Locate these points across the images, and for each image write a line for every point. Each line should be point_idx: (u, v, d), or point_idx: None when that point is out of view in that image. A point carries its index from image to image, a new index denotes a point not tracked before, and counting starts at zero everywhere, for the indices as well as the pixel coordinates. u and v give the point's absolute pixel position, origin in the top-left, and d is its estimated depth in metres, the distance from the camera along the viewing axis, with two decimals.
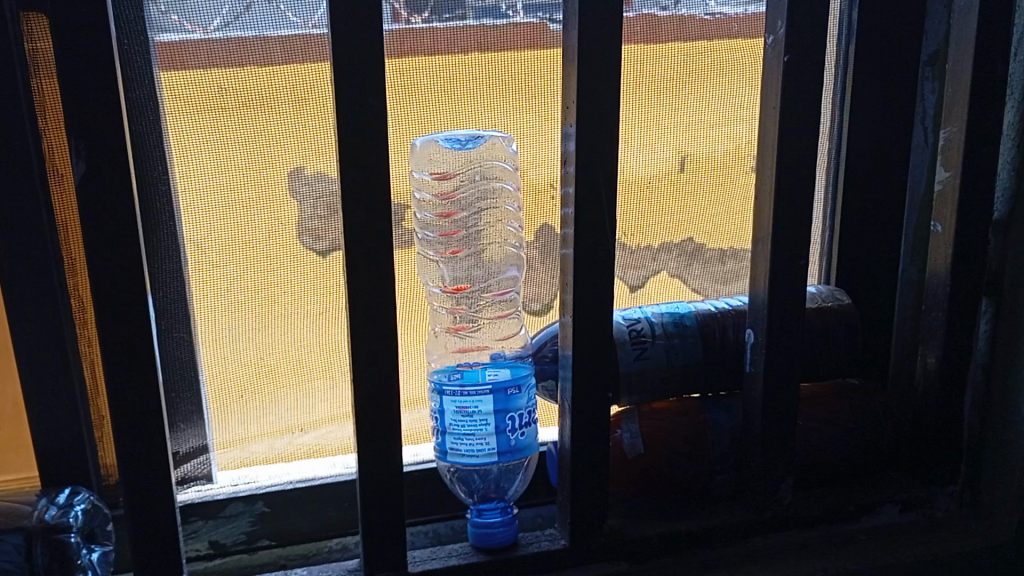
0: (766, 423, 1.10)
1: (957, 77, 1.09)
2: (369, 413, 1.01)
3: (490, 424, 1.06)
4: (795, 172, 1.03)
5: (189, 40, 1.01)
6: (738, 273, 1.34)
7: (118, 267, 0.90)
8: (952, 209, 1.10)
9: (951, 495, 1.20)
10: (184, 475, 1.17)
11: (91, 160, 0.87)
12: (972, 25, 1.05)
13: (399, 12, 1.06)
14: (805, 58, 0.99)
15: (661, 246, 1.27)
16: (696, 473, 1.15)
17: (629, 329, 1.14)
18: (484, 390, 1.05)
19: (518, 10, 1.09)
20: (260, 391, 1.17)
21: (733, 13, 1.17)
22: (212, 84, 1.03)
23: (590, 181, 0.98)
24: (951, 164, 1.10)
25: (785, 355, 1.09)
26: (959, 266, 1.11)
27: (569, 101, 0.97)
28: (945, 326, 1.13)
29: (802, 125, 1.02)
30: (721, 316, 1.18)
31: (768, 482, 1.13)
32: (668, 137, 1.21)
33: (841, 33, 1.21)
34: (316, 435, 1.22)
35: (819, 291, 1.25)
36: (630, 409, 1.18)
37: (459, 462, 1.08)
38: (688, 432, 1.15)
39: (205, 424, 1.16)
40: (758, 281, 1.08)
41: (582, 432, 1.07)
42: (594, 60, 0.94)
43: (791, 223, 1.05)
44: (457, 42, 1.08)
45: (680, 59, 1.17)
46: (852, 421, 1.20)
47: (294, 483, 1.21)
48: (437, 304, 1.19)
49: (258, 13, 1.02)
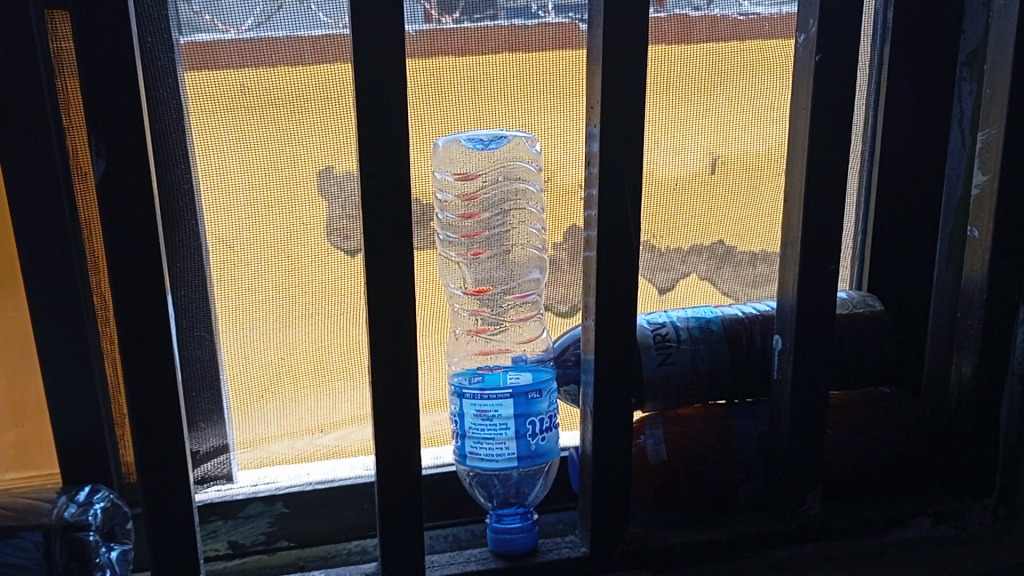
0: (792, 430, 1.08)
1: (996, 77, 1.06)
2: (387, 416, 1.00)
3: (511, 429, 1.05)
4: (826, 174, 1.00)
5: (222, 41, 1.01)
6: (769, 277, 1.31)
7: (137, 266, 0.90)
8: (990, 214, 1.07)
9: (986, 509, 1.16)
10: (204, 475, 1.18)
11: (111, 157, 0.86)
12: (1012, 24, 1.02)
13: (431, 13, 1.05)
14: (837, 58, 0.97)
15: (690, 248, 1.25)
16: (720, 481, 1.13)
17: (654, 334, 1.11)
18: (504, 394, 1.04)
19: (549, 10, 1.08)
20: (281, 391, 1.17)
21: (765, 13, 1.15)
22: (235, 83, 1.02)
23: (614, 181, 0.96)
24: (989, 167, 1.07)
25: (813, 362, 1.06)
26: (997, 272, 1.08)
27: (594, 100, 0.95)
28: (982, 334, 1.10)
29: (833, 126, 0.99)
30: (748, 321, 1.15)
31: (794, 490, 1.10)
32: (699, 138, 1.19)
33: (876, 33, 1.17)
34: (336, 437, 1.21)
35: (850, 296, 1.22)
36: (654, 414, 1.16)
37: (479, 466, 1.07)
38: (713, 440, 1.13)
39: (226, 424, 1.16)
40: (787, 286, 1.06)
41: (604, 438, 1.05)
42: (620, 59, 0.92)
43: (821, 227, 1.02)
44: (487, 42, 1.07)
45: (712, 58, 1.15)
46: (882, 429, 1.16)
47: (313, 484, 1.20)
48: (459, 306, 1.18)
49: (290, 13, 1.01)
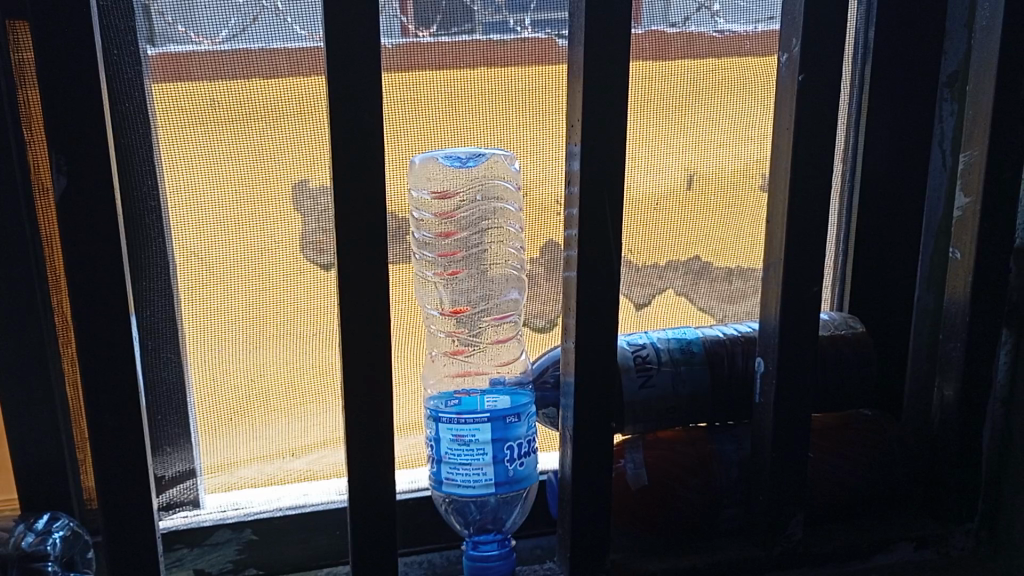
0: (776, 454, 1.06)
1: (978, 99, 1.05)
2: (361, 441, 0.97)
3: (488, 454, 1.02)
4: (810, 194, 0.99)
5: (196, 52, 0.98)
6: (746, 293, 1.29)
7: (99, 286, 0.87)
8: (972, 236, 1.06)
9: (968, 532, 1.15)
10: (170, 501, 1.14)
11: (73, 173, 0.83)
12: (995, 45, 1.01)
13: (408, 27, 1.02)
14: (820, 77, 0.96)
15: (666, 265, 1.23)
16: (703, 506, 1.11)
17: (634, 356, 1.10)
18: (482, 419, 1.01)
19: (526, 26, 1.06)
20: (250, 414, 1.13)
21: (743, 31, 1.14)
22: (204, 97, 0.99)
23: (594, 202, 0.95)
24: (972, 189, 1.06)
25: (795, 386, 1.04)
26: (979, 295, 1.07)
27: (575, 119, 0.94)
28: (965, 358, 1.09)
29: (815, 146, 0.98)
30: (729, 342, 1.13)
31: (778, 517, 1.08)
32: (678, 156, 1.18)
33: (857, 53, 1.17)
34: (308, 460, 1.17)
35: (832, 318, 1.20)
36: (634, 438, 1.13)
37: (455, 493, 1.04)
38: (694, 464, 1.10)
39: (192, 448, 1.13)
40: (769, 308, 1.04)
41: (584, 464, 1.03)
42: (604, 76, 0.91)
43: (803, 247, 1.01)
44: (463, 57, 1.05)
45: (690, 75, 1.14)
46: (865, 453, 1.15)
47: (284, 510, 1.17)
48: (435, 327, 1.16)
49: (264, 25, 0.99)
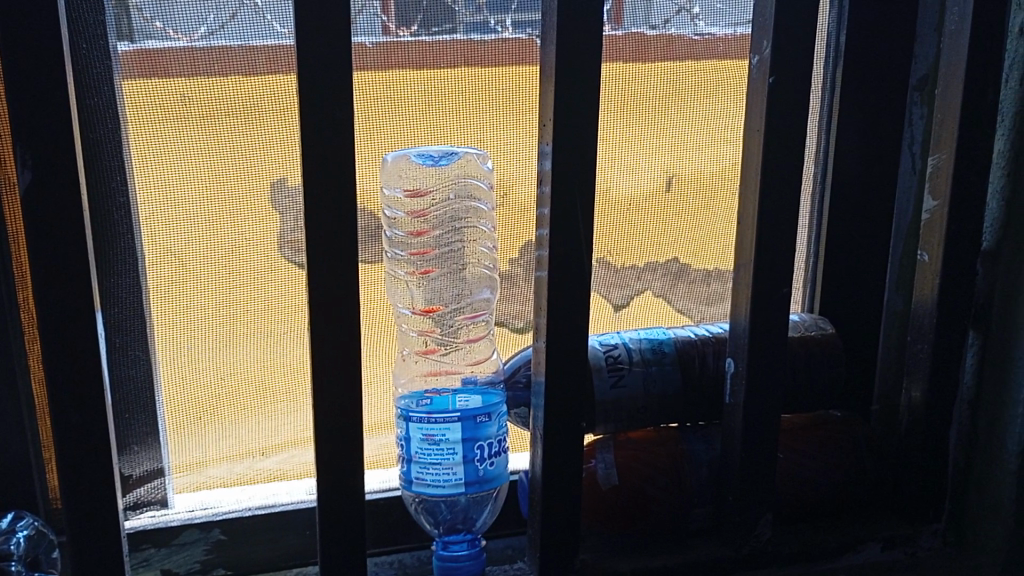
0: (745, 454, 1.06)
1: (946, 102, 1.06)
2: (330, 440, 0.96)
3: (458, 453, 1.02)
4: (780, 195, 1.00)
5: (174, 48, 0.97)
6: (722, 294, 1.30)
7: (64, 283, 0.86)
8: (939, 239, 1.07)
9: (935, 533, 1.16)
10: (137, 500, 1.13)
11: (38, 168, 0.82)
12: (963, 50, 1.02)
13: (388, 26, 1.02)
14: (790, 79, 0.96)
15: (644, 265, 1.24)
16: (673, 506, 1.11)
17: (606, 355, 1.10)
18: (452, 418, 1.01)
19: (507, 26, 1.06)
20: (220, 413, 1.12)
21: (719, 34, 1.14)
22: (176, 93, 0.99)
23: (565, 201, 0.95)
24: (939, 192, 1.07)
25: (764, 386, 1.05)
26: (945, 297, 1.08)
27: (546, 118, 0.94)
28: (932, 359, 1.10)
29: (786, 148, 0.98)
30: (701, 343, 1.14)
31: (746, 516, 1.09)
32: (655, 156, 1.18)
33: (829, 55, 1.18)
34: (278, 460, 1.17)
35: (802, 319, 1.21)
36: (605, 438, 1.13)
37: (425, 493, 1.04)
38: (665, 465, 1.11)
39: (161, 447, 1.12)
40: (739, 309, 1.05)
41: (554, 463, 1.03)
42: (574, 76, 0.91)
43: (773, 248, 1.01)
44: (442, 56, 1.04)
45: (666, 76, 1.14)
46: (832, 453, 1.16)
47: (254, 509, 1.15)
48: (407, 326, 1.16)
49: (242, 22, 0.98)
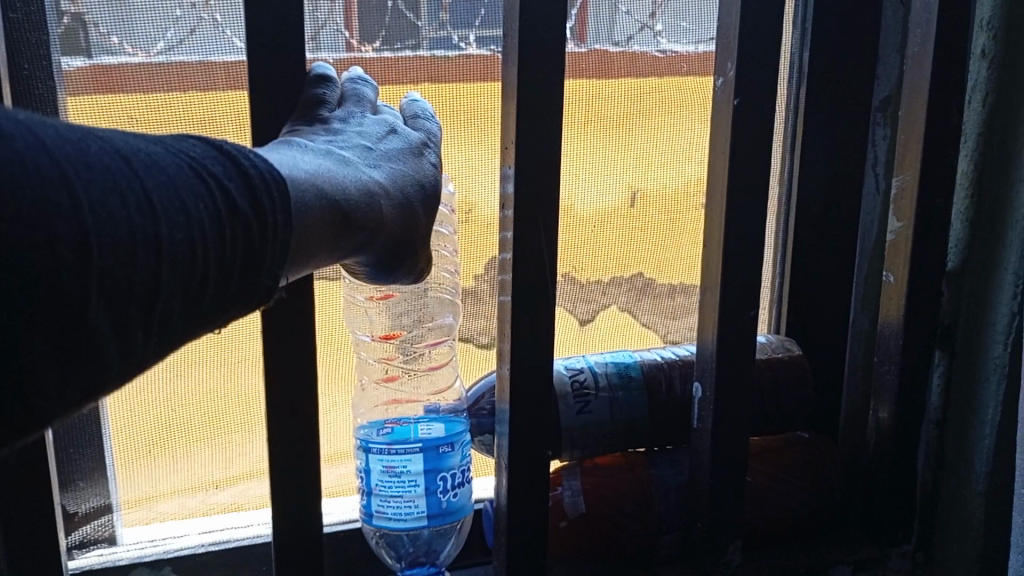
0: (714, 480, 1.04)
1: (910, 123, 1.06)
2: (288, 473, 0.93)
3: (420, 485, 0.99)
4: (745, 216, 0.99)
5: (130, 65, 0.93)
6: (687, 309, 1.28)
7: None
8: (905, 260, 1.07)
9: (903, 555, 1.16)
10: (83, 539, 1.08)
11: None
12: (926, 71, 1.02)
13: (351, 42, 0.99)
14: (755, 100, 0.95)
15: (609, 281, 1.22)
16: (641, 534, 1.08)
17: (572, 380, 1.07)
18: (413, 449, 0.98)
19: (470, 42, 1.03)
20: (171, 447, 1.07)
21: (681, 51, 1.13)
22: (121, 113, 0.94)
23: (529, 225, 0.93)
24: (904, 213, 1.07)
25: (732, 410, 1.03)
26: (912, 318, 1.07)
27: (508, 139, 0.91)
28: (900, 380, 1.09)
29: (751, 170, 0.97)
30: (667, 367, 1.12)
31: (717, 543, 1.07)
32: (620, 172, 1.17)
33: (791, 74, 1.18)
34: (233, 493, 1.13)
35: (769, 340, 1.20)
36: (572, 464, 1.11)
37: (386, 527, 1.00)
38: (633, 492, 1.08)
39: (108, 483, 1.07)
40: (706, 332, 1.03)
41: (520, 492, 1.00)
42: (537, 97, 0.89)
43: (739, 270, 1.00)
44: (405, 72, 1.02)
45: (627, 94, 1.12)
46: (802, 476, 1.14)
47: (206, 546, 1.10)
48: (366, 353, 1.12)
49: (201, 37, 0.94)
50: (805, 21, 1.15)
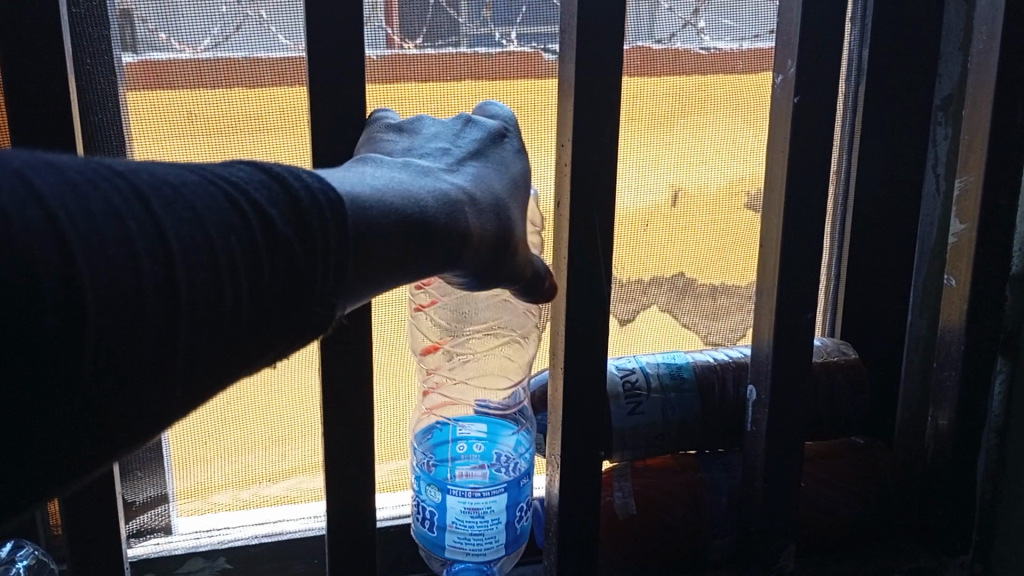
0: (768, 485, 1.03)
1: (974, 124, 1.03)
2: (343, 469, 0.93)
3: (502, 521, 1.02)
4: (803, 217, 0.97)
5: (179, 60, 0.94)
6: (730, 308, 1.27)
7: None
8: (967, 263, 1.05)
9: (961, 565, 1.14)
10: (140, 527, 1.11)
11: None
12: (991, 70, 1.00)
13: (393, 39, 0.99)
14: (815, 99, 0.94)
15: (651, 280, 1.21)
16: (692, 536, 1.07)
17: (623, 381, 1.07)
18: (500, 490, 1.00)
19: (512, 39, 1.03)
20: (225, 440, 1.08)
21: (730, 49, 1.12)
22: (180, 109, 0.96)
23: (585, 224, 0.92)
24: (967, 216, 1.05)
25: (788, 414, 1.02)
26: (973, 323, 1.05)
27: (565, 137, 0.91)
28: (959, 387, 1.07)
29: (810, 170, 0.96)
30: (720, 368, 1.11)
31: (770, 548, 1.06)
32: (666, 170, 1.15)
33: (851, 71, 1.15)
34: (285, 486, 1.14)
35: (824, 343, 1.18)
36: (622, 465, 1.11)
37: (461, 560, 1.02)
38: (685, 495, 1.08)
39: (164, 474, 1.09)
40: (761, 334, 1.02)
41: (572, 493, 1.00)
42: (595, 95, 0.88)
43: (796, 272, 0.98)
44: (452, 69, 1.02)
45: (676, 91, 1.11)
46: (857, 482, 1.12)
47: (260, 538, 1.13)
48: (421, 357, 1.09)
49: (247, 32, 0.95)
50: (863, 16, 1.12)
